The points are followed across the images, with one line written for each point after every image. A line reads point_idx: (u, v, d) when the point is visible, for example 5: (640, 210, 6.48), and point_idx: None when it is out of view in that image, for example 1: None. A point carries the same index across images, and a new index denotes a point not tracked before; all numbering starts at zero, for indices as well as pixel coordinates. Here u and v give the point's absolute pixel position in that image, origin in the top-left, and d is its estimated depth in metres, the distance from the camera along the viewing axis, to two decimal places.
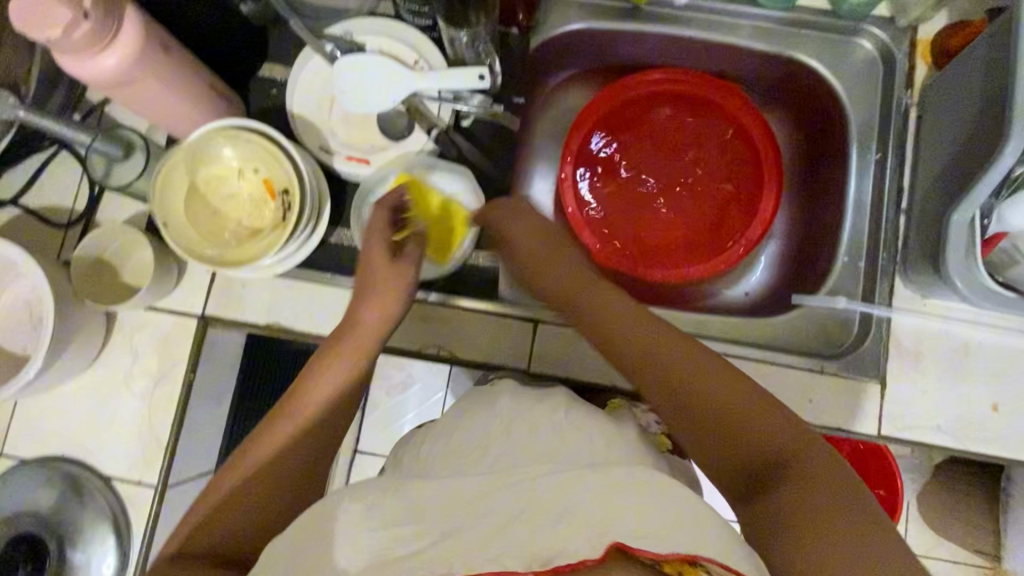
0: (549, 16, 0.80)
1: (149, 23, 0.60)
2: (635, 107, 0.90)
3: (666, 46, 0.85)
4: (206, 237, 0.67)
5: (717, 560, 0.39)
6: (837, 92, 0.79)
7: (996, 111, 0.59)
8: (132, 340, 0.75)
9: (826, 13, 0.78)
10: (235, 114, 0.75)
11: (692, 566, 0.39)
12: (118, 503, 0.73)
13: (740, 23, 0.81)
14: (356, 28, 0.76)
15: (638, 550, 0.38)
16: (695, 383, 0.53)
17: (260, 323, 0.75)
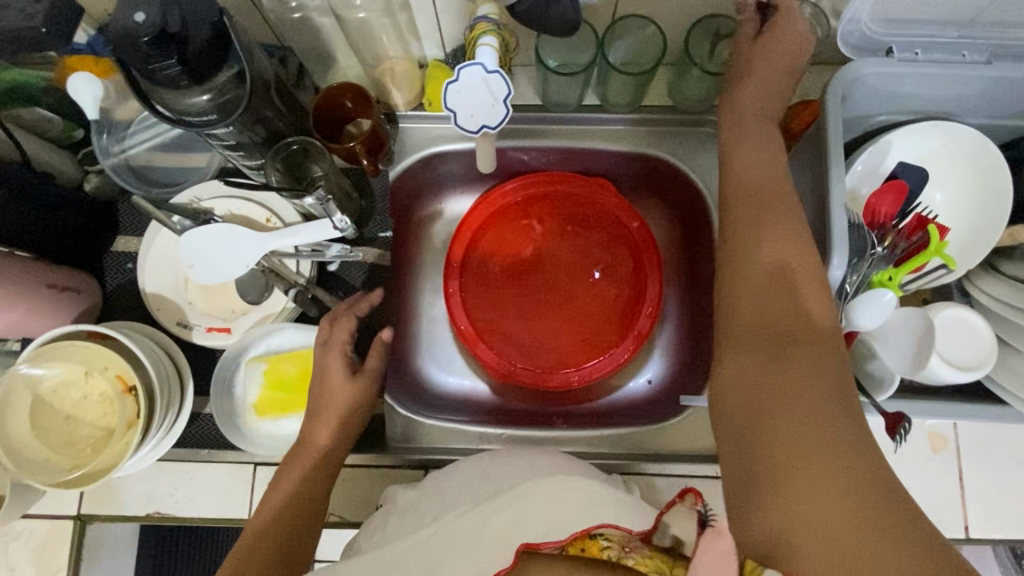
0: (403, 147, 0.81)
1: None
2: (513, 212, 0.89)
3: (529, 156, 0.85)
4: (60, 450, 0.64)
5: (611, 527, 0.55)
6: (694, 181, 0.80)
7: (820, 218, 0.59)
8: (6, 553, 0.71)
9: (672, 110, 0.80)
10: (87, 300, 0.73)
11: (591, 539, 0.55)
12: None
13: (594, 128, 0.81)
14: (202, 192, 0.75)
15: (539, 545, 0.54)
16: (753, 344, 0.50)
17: (140, 514, 0.71)
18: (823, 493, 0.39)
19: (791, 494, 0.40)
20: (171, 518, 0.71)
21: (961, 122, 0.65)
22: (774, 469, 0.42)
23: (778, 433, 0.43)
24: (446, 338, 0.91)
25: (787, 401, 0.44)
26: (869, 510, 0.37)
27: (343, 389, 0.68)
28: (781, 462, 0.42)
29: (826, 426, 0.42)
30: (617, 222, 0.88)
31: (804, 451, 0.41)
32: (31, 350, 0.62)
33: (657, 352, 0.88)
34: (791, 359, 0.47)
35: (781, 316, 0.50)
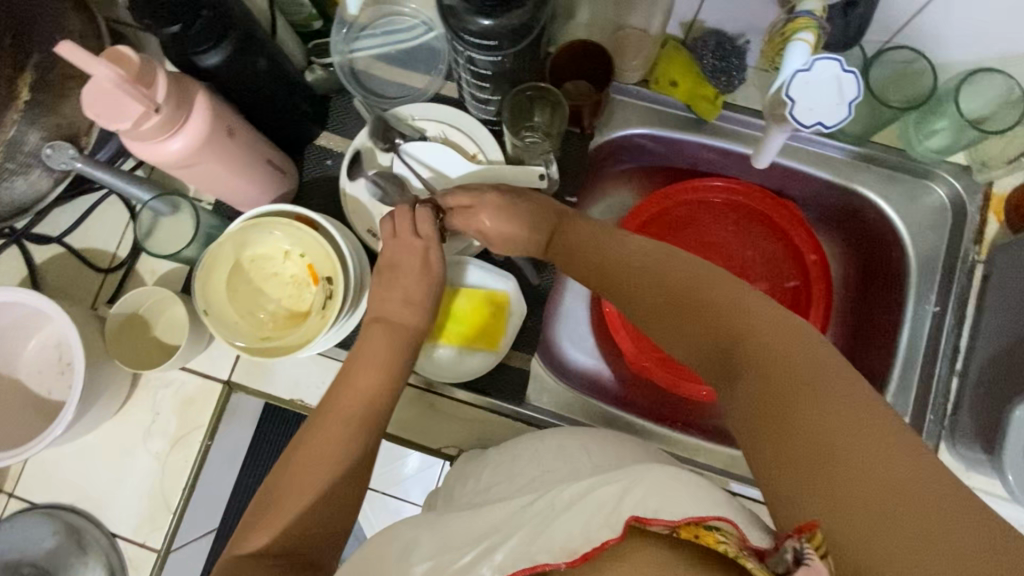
0: (613, 118, 0.80)
1: (219, 109, 0.59)
2: (692, 212, 0.88)
3: (726, 160, 0.84)
4: (244, 318, 0.66)
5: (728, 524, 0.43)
6: (897, 228, 0.77)
7: None
8: (156, 396, 0.75)
9: (897, 153, 0.76)
10: (287, 184, 0.75)
11: (707, 529, 0.42)
12: (119, 560, 0.72)
13: (807, 149, 0.79)
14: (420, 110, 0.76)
15: (649, 520, 0.44)
16: (695, 315, 0.52)
17: (284, 398, 0.74)
18: (845, 412, 0.41)
19: (845, 466, 0.40)
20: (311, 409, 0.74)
21: None
22: (781, 416, 0.43)
23: (768, 340, 0.47)
24: (583, 315, 0.91)
25: (809, 376, 0.44)
26: (880, 432, 0.40)
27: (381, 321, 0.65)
28: (782, 422, 0.43)
29: (841, 400, 0.42)
30: (794, 251, 0.86)
31: (797, 402, 0.43)
32: (246, 217, 0.65)
33: None
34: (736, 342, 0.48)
35: (701, 304, 0.52)
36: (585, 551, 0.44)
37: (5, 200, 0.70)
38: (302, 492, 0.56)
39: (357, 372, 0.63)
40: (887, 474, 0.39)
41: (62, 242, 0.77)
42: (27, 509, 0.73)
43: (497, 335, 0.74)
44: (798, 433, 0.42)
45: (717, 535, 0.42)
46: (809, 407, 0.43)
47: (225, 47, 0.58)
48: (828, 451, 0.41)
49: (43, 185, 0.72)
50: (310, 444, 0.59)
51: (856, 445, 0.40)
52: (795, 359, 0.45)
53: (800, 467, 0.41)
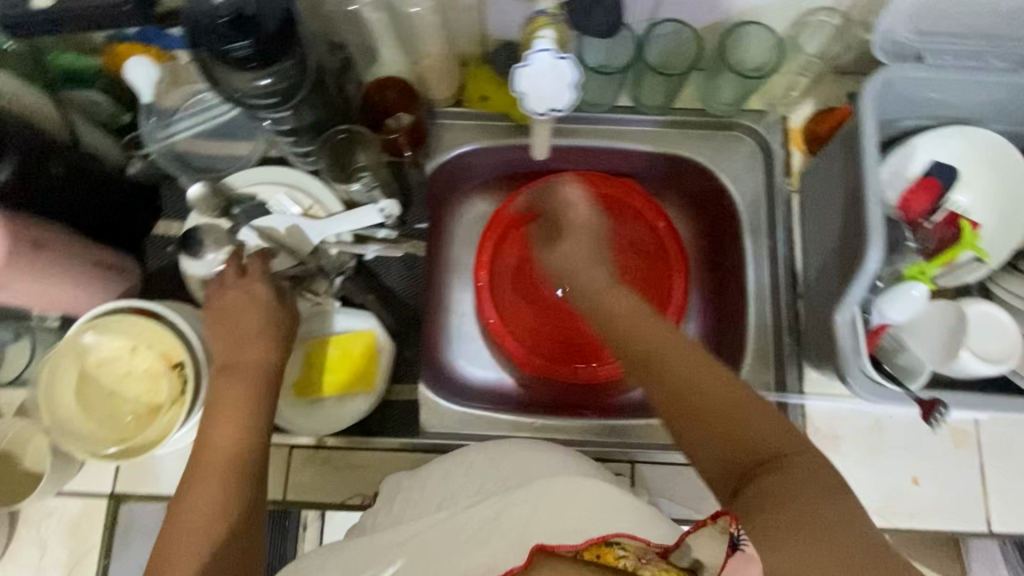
0: (439, 142, 0.83)
1: (19, 225, 0.58)
2: (544, 211, 0.92)
3: (558, 156, 0.88)
4: (103, 424, 0.65)
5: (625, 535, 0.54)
6: (720, 180, 0.82)
7: (856, 215, 0.61)
8: (40, 529, 0.71)
9: (700, 112, 0.82)
10: (129, 281, 0.74)
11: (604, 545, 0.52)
12: None
13: (623, 128, 0.84)
14: (243, 179, 0.77)
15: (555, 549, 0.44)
16: (658, 359, 0.54)
17: (174, 494, 0.72)
18: (779, 457, 0.47)
19: (790, 499, 0.43)
20: None
21: (985, 128, 0.67)
22: (723, 433, 0.49)
23: (708, 386, 0.51)
24: (474, 331, 0.93)
25: (736, 409, 0.50)
26: (776, 462, 0.46)
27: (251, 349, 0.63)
28: (729, 446, 0.49)
29: (759, 433, 0.49)
30: (645, 222, 0.90)
31: (737, 433, 0.49)
32: (81, 323, 0.64)
33: None
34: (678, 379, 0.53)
35: (649, 347, 0.56)
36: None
37: None
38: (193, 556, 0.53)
39: (224, 411, 0.60)
40: (802, 484, 0.44)
41: None
42: None
43: (372, 372, 0.74)
44: (733, 450, 0.48)
45: (616, 550, 0.51)
46: (748, 431, 0.49)
47: (6, 162, 0.58)
48: (760, 484, 0.45)
49: None
50: (188, 505, 0.55)
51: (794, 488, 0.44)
52: (712, 397, 0.51)
53: (756, 494, 0.45)
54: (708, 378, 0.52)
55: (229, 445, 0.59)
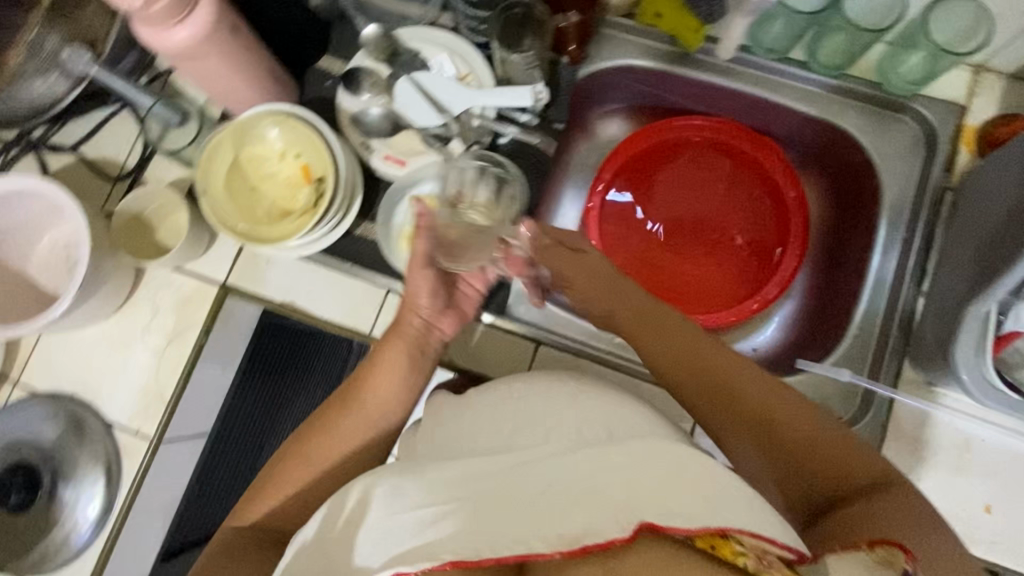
0: (600, 51, 0.83)
1: (223, 5, 0.63)
2: (673, 149, 0.91)
3: (709, 97, 0.87)
4: (242, 211, 0.71)
5: (748, 535, 0.43)
6: (872, 159, 0.79)
7: None
8: (155, 296, 0.79)
9: (873, 85, 0.79)
10: (286, 99, 0.79)
11: (724, 544, 0.43)
12: (113, 449, 0.76)
13: (786, 82, 0.82)
14: (411, 33, 0.79)
15: (667, 529, 0.43)
16: (713, 370, 0.59)
17: (276, 300, 0.79)
18: (872, 495, 0.50)
19: (879, 514, 0.48)
20: (303, 312, 0.79)
21: None
22: (789, 443, 0.54)
23: (781, 409, 0.55)
24: None
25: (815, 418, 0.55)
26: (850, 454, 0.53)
27: (395, 346, 0.64)
28: (805, 454, 0.54)
29: (855, 460, 0.52)
30: (772, 188, 0.88)
31: (795, 439, 0.54)
32: (257, 112, 0.69)
33: (773, 323, 0.87)
34: (765, 411, 0.55)
35: (706, 365, 0.59)
36: (586, 543, 0.43)
37: (24, 101, 0.76)
38: (291, 501, 0.59)
39: (364, 407, 0.63)
40: (882, 514, 0.48)
41: (75, 152, 0.82)
42: (30, 396, 0.77)
43: None
44: (798, 462, 0.54)
45: (736, 546, 0.43)
46: (798, 433, 0.54)
47: None
48: (849, 510, 0.50)
49: (59, 90, 0.77)
50: (305, 445, 0.61)
51: (881, 512, 0.48)
52: (782, 406, 0.55)
53: (837, 525, 0.49)
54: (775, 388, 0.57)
55: (355, 432, 0.62)
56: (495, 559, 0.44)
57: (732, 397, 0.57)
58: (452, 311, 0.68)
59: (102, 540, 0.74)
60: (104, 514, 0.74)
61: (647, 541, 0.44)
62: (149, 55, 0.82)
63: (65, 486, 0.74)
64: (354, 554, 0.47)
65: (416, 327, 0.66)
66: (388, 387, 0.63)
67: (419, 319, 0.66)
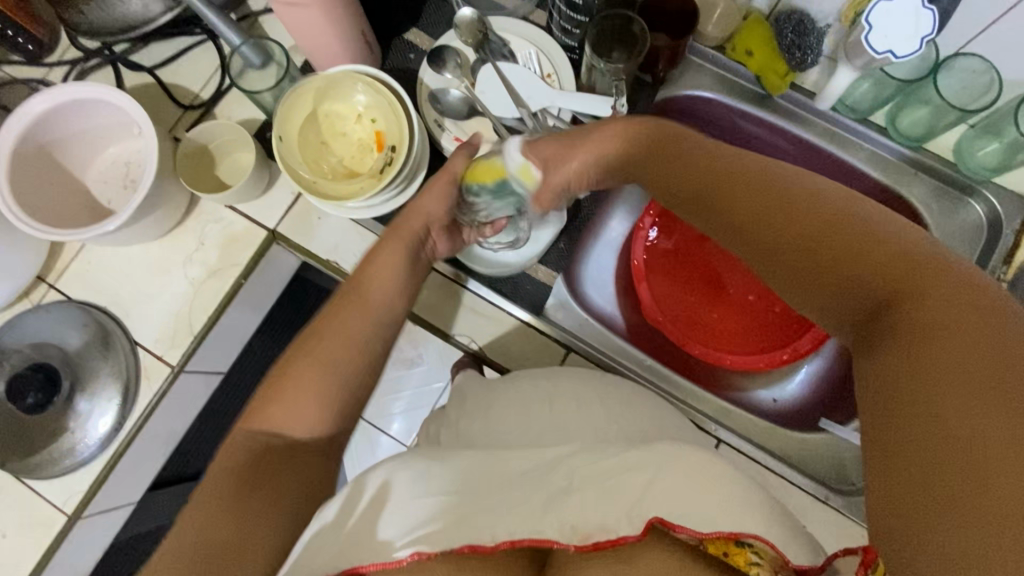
0: (682, 77, 0.83)
1: None
2: None
3: (780, 143, 0.87)
4: (309, 163, 0.71)
5: (762, 538, 0.42)
6: (933, 237, 0.78)
7: None
8: (204, 228, 0.80)
9: (948, 164, 0.79)
10: (369, 64, 0.79)
11: (736, 543, 0.42)
12: (134, 368, 0.77)
13: (862, 145, 0.82)
14: (503, 24, 0.80)
15: (678, 527, 0.43)
16: (780, 203, 0.45)
17: (323, 257, 0.80)
18: (985, 388, 0.37)
19: (953, 418, 0.37)
20: (345, 272, 0.80)
21: None
22: (922, 412, 0.39)
23: (868, 252, 0.43)
24: (608, 263, 0.89)
25: (988, 363, 0.38)
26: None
27: (396, 242, 0.66)
28: (954, 451, 0.37)
29: (981, 338, 0.38)
30: None
31: (942, 350, 0.39)
32: (346, 70, 0.69)
33: (799, 378, 0.86)
34: (844, 262, 0.43)
35: (813, 218, 0.44)
36: (597, 539, 0.44)
37: (118, 12, 0.78)
38: (316, 399, 0.57)
39: (371, 307, 0.63)
40: (971, 408, 0.37)
41: (152, 73, 0.82)
42: (63, 299, 0.78)
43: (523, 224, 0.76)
44: (950, 477, 0.37)
45: (750, 554, 0.42)
46: (951, 402, 0.38)
47: None
48: (935, 396, 0.38)
49: (155, 9, 0.78)
50: (320, 338, 0.60)
51: (981, 403, 0.37)
52: (870, 253, 0.43)
53: (909, 404, 0.39)
54: (933, 306, 0.40)
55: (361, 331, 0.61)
56: (509, 541, 0.45)
57: (802, 236, 0.44)
58: (450, 227, 0.72)
59: (107, 455, 0.75)
60: (114, 430, 0.75)
61: (654, 539, 0.44)
62: None
63: (80, 395, 0.75)
64: (378, 529, 0.48)
65: (418, 230, 0.67)
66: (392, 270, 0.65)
67: (423, 223, 0.67)
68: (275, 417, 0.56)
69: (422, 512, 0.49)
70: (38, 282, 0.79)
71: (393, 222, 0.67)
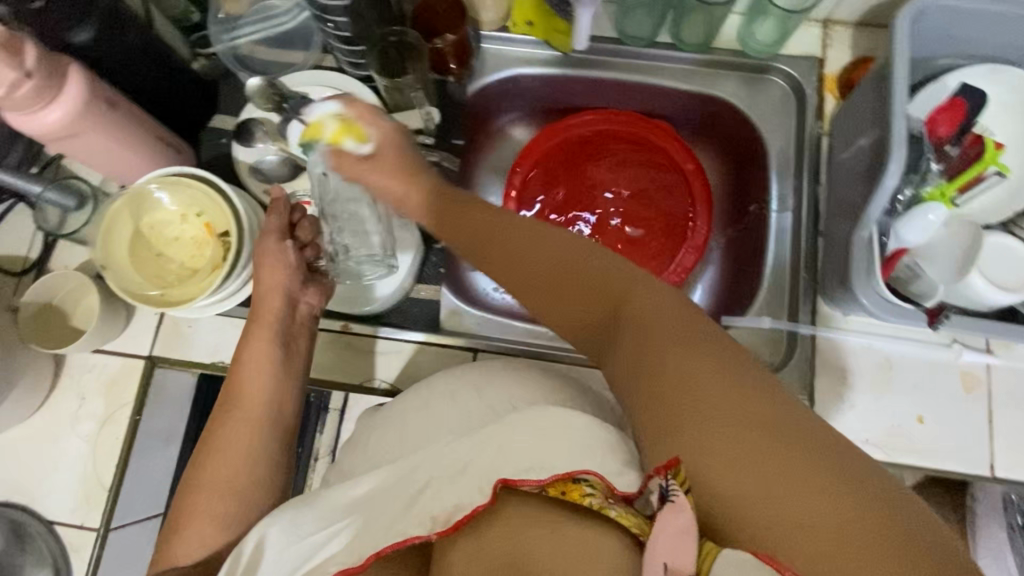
0: (482, 65, 0.87)
1: (94, 81, 0.63)
2: (574, 147, 0.94)
3: (596, 91, 0.91)
4: (151, 279, 0.70)
5: (594, 471, 0.44)
6: (752, 121, 0.84)
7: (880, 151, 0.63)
8: (79, 382, 0.77)
9: (738, 54, 0.85)
10: (183, 163, 0.79)
11: (574, 482, 0.44)
12: (59, 548, 0.73)
13: (662, 65, 0.87)
14: (297, 79, 0.81)
15: (518, 481, 0.45)
16: (521, 243, 0.56)
17: (206, 362, 0.78)
18: (692, 361, 0.47)
19: (672, 380, 0.46)
20: None
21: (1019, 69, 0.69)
22: (658, 380, 0.47)
23: (591, 268, 0.53)
24: None
25: (684, 337, 0.48)
26: (736, 379, 0.46)
27: (261, 335, 0.65)
28: (684, 408, 0.45)
29: (677, 325, 0.49)
30: (671, 165, 0.92)
31: (659, 330, 0.49)
32: (148, 178, 0.68)
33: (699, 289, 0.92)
34: (574, 276, 0.53)
35: (554, 252, 0.54)
36: (456, 519, 0.46)
37: None
38: (206, 521, 0.55)
39: (251, 404, 0.62)
40: (688, 375, 0.46)
41: None
42: None
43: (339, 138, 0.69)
44: (697, 420, 0.45)
45: (584, 488, 0.44)
46: (674, 366, 0.47)
47: (89, 27, 0.65)
48: (661, 366, 0.47)
49: None
50: (213, 449, 0.59)
51: (687, 367, 0.47)
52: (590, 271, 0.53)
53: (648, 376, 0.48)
54: (645, 303, 0.50)
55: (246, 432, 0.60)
56: (376, 553, 0.45)
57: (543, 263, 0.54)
58: (315, 284, 0.72)
59: None
60: None
61: (508, 500, 0.47)
62: (37, 145, 0.81)
63: None
64: None
65: (279, 306, 0.67)
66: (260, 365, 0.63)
67: (281, 296, 0.67)
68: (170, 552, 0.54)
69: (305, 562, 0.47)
70: None
71: (251, 309, 0.67)
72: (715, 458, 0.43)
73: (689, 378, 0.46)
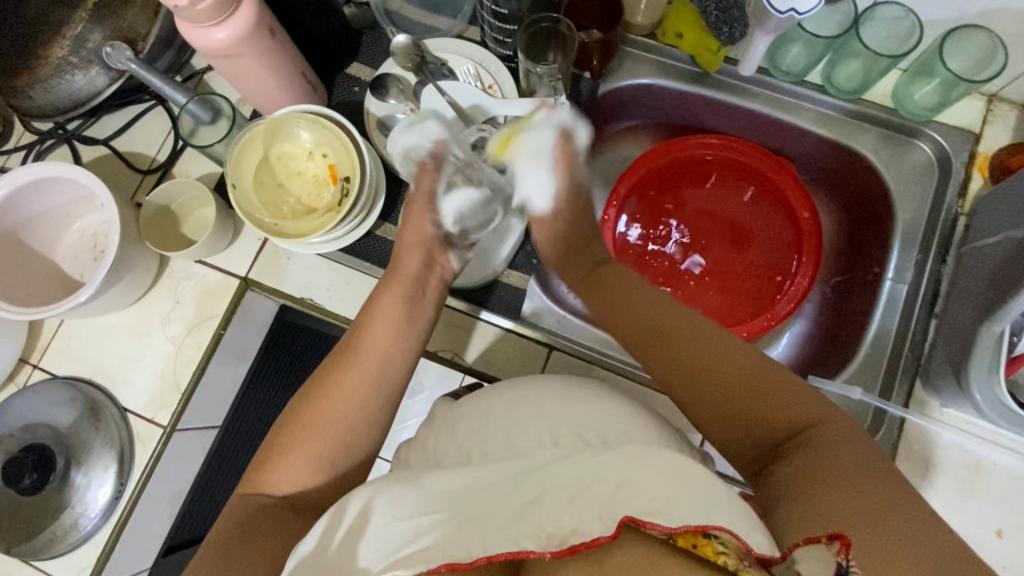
0: (621, 68, 0.86)
1: (263, 8, 0.65)
2: (689, 167, 0.91)
3: (725, 118, 0.89)
4: (268, 206, 0.72)
5: (725, 528, 0.41)
6: (888, 185, 0.80)
7: None
8: (178, 286, 0.81)
9: (887, 110, 0.81)
10: (316, 102, 0.81)
11: (703, 538, 0.42)
12: (127, 434, 0.77)
13: (804, 105, 0.84)
14: (441, 45, 0.82)
15: (647, 522, 0.41)
16: (694, 330, 0.56)
17: (295, 295, 0.81)
18: (873, 491, 0.44)
19: (846, 499, 0.44)
20: (321, 307, 0.81)
21: None
22: (827, 491, 0.45)
23: (765, 376, 0.52)
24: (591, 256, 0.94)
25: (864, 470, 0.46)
26: (917, 518, 0.43)
27: (392, 290, 0.65)
28: (858, 514, 0.43)
29: (852, 453, 0.47)
30: (788, 209, 0.88)
31: (838, 450, 0.47)
32: (288, 110, 0.71)
33: (783, 340, 0.90)
34: (749, 380, 0.52)
35: (717, 348, 0.54)
36: (573, 542, 0.43)
37: (64, 91, 0.79)
38: (308, 457, 0.57)
39: (371, 356, 0.62)
40: (863, 489, 0.44)
41: (108, 144, 0.84)
42: (48, 377, 0.79)
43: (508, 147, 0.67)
44: (874, 533, 0.42)
45: (717, 546, 0.42)
46: (858, 489, 0.44)
47: None
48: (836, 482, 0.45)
49: (99, 82, 0.79)
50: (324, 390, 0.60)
51: (866, 494, 0.44)
52: (763, 380, 0.52)
53: (817, 486, 0.46)
54: (821, 426, 0.49)
55: (360, 385, 0.60)
56: (487, 556, 0.45)
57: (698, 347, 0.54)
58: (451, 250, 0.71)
59: (110, 526, 0.75)
60: (114, 499, 0.75)
61: (625, 537, 0.42)
62: (188, 55, 0.85)
63: (77, 470, 0.75)
64: (334, 540, 0.49)
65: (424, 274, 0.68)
66: (395, 323, 0.63)
67: (420, 254, 0.68)
68: (273, 474, 0.57)
69: (402, 532, 0.49)
70: (22, 365, 0.80)
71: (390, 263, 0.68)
72: (872, 560, 0.41)
73: (870, 499, 0.44)
